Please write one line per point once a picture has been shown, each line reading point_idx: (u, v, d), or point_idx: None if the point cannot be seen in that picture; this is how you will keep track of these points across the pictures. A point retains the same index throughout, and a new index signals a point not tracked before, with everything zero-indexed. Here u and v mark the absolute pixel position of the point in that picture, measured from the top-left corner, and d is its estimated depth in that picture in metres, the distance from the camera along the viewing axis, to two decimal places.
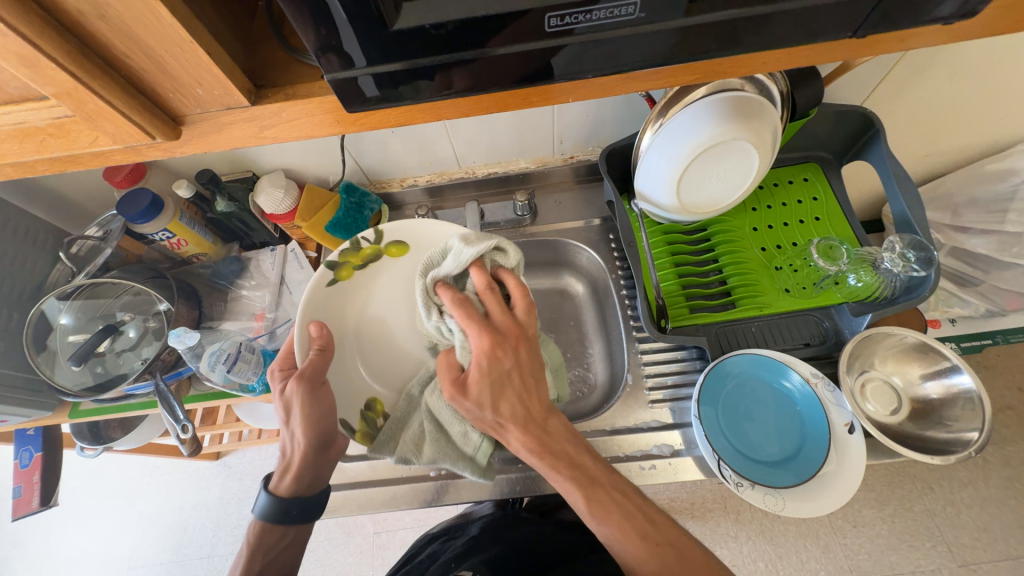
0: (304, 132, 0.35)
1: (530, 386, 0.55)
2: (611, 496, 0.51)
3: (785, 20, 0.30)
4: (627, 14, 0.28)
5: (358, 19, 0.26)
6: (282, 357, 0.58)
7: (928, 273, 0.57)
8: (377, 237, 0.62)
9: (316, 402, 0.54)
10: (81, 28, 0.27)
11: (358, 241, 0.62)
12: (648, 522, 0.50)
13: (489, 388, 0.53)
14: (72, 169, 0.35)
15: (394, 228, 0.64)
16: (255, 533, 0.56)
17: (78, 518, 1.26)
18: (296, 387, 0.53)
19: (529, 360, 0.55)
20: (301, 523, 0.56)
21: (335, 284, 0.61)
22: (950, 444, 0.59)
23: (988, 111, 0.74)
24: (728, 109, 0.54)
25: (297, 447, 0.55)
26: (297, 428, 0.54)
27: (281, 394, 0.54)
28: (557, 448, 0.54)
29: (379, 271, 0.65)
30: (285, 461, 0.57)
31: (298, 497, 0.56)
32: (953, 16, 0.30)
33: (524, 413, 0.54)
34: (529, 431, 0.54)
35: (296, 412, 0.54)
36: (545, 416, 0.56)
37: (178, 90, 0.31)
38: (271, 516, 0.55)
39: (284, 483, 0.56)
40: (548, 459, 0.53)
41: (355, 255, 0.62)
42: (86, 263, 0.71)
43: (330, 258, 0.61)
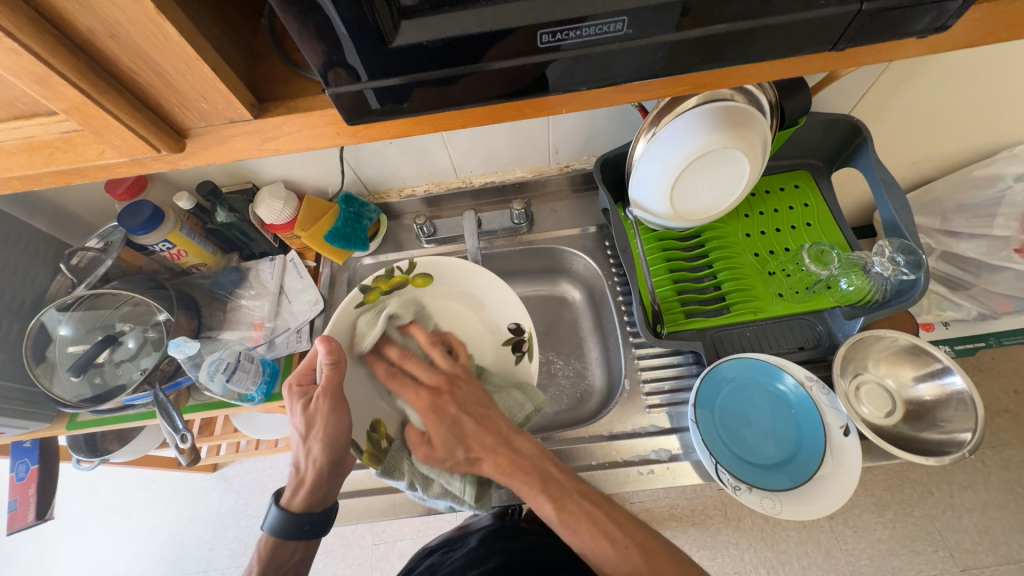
0: (305, 144, 0.36)
1: (483, 415, 0.59)
2: (581, 505, 0.52)
3: (766, 36, 0.31)
4: (615, 30, 0.29)
5: (357, 35, 0.28)
6: (297, 373, 0.58)
7: (917, 276, 0.58)
8: (411, 267, 0.65)
9: (339, 419, 0.54)
10: (91, 46, 0.28)
11: (391, 269, 0.64)
12: (616, 526, 0.51)
13: (450, 430, 0.57)
14: (77, 180, 0.36)
15: (429, 262, 0.66)
16: (267, 548, 0.55)
17: (72, 533, 1.24)
18: (320, 403, 0.54)
19: (468, 398, 0.60)
20: (311, 539, 0.56)
21: (362, 307, 0.63)
22: (945, 445, 0.59)
23: (972, 118, 0.76)
24: (720, 119, 0.55)
25: (313, 462, 0.55)
26: (317, 444, 0.54)
27: (304, 411, 0.54)
28: (526, 463, 0.55)
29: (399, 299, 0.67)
30: (298, 476, 0.56)
31: (312, 512, 0.56)
32: (927, 30, 0.32)
33: (493, 440, 0.57)
34: (501, 459, 0.56)
35: (318, 428, 0.54)
36: (510, 437, 0.58)
37: (183, 104, 0.32)
38: (283, 532, 0.55)
39: (297, 498, 0.56)
40: (523, 477, 0.54)
41: (385, 281, 0.64)
42: (86, 274, 0.72)
43: (364, 282, 0.62)
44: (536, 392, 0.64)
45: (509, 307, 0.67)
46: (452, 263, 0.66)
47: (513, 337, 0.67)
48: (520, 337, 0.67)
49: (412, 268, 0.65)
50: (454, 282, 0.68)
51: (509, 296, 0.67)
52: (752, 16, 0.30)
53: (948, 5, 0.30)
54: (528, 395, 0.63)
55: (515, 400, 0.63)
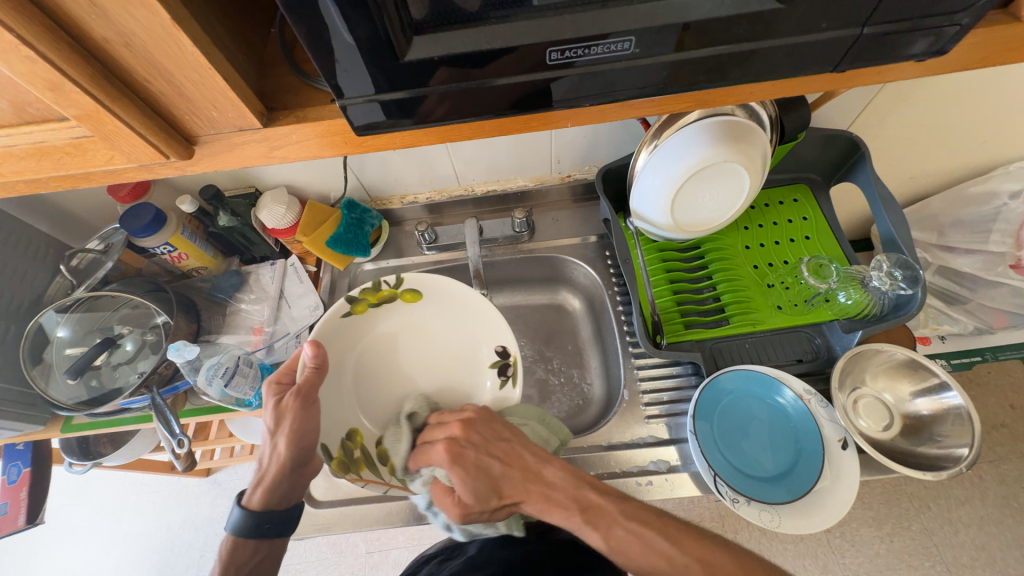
0: (312, 153, 0.37)
1: (509, 451, 0.57)
2: (628, 531, 0.50)
3: (768, 57, 0.32)
4: (624, 49, 0.30)
5: (370, 49, 0.28)
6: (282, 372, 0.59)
7: (915, 291, 0.59)
8: (398, 281, 0.66)
9: (307, 417, 0.55)
10: (106, 54, 0.28)
11: (378, 282, 0.66)
12: (672, 544, 0.48)
13: (478, 477, 0.55)
14: (84, 185, 0.36)
15: (417, 278, 0.68)
16: (227, 549, 0.54)
17: (62, 537, 1.23)
18: (292, 402, 0.54)
19: (487, 441, 0.58)
20: (270, 540, 0.55)
21: (348, 317, 0.65)
22: (942, 460, 0.60)
23: (968, 136, 0.77)
24: (720, 133, 0.56)
25: (276, 459, 0.55)
26: (283, 439, 0.54)
27: (274, 408, 0.54)
28: (565, 497, 0.54)
29: (389, 312, 0.68)
30: (260, 473, 0.56)
31: (272, 510, 0.56)
32: (925, 53, 0.32)
33: (524, 479, 0.56)
34: (534, 495, 0.54)
35: (286, 425, 0.54)
36: (538, 469, 0.56)
37: (194, 112, 0.33)
38: (243, 531, 0.54)
39: (256, 496, 0.56)
40: (559, 510, 0.53)
41: (372, 293, 0.66)
42: (86, 276, 0.72)
43: (351, 292, 0.64)
44: (558, 425, 0.64)
45: (494, 327, 0.67)
46: (441, 281, 0.68)
47: (499, 361, 0.66)
48: (505, 361, 0.66)
49: (400, 283, 0.66)
50: (443, 297, 0.69)
51: (493, 318, 0.67)
52: (755, 38, 0.30)
53: (946, 30, 0.30)
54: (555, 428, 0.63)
55: (545, 434, 0.62)
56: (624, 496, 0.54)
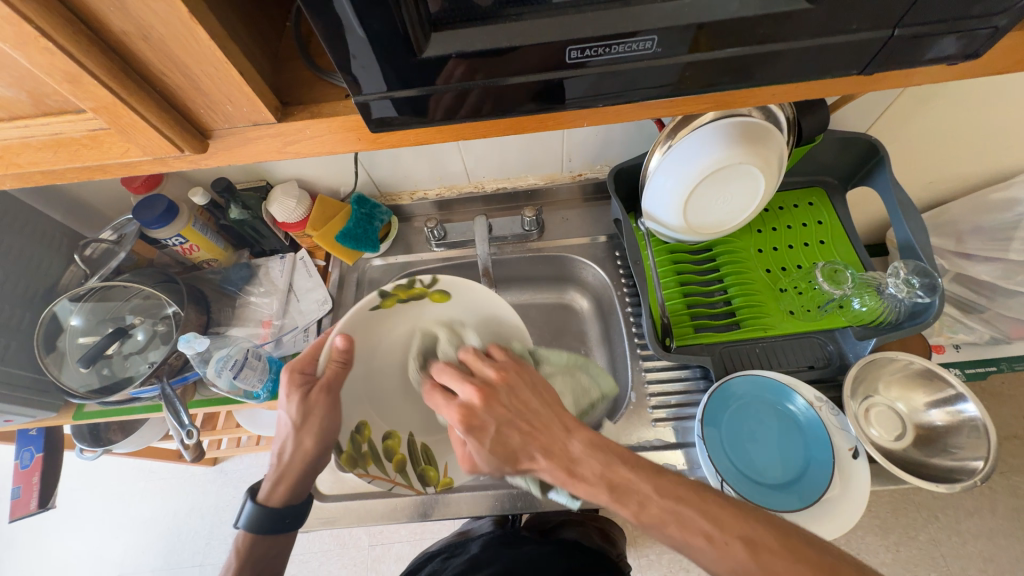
0: (326, 148, 0.37)
1: (537, 424, 0.52)
2: (664, 507, 0.45)
3: (792, 59, 0.31)
4: (645, 49, 0.29)
5: (387, 44, 0.28)
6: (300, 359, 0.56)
7: (933, 299, 0.58)
8: (435, 282, 0.59)
9: (332, 414, 0.54)
10: (123, 46, 0.28)
11: (413, 280, 0.58)
12: (710, 521, 0.43)
13: (495, 445, 0.52)
14: (100, 176, 0.36)
15: (454, 282, 0.60)
16: (244, 542, 0.56)
17: (72, 521, 1.25)
18: (321, 397, 0.53)
19: (508, 410, 0.53)
20: (288, 532, 0.57)
21: (376, 312, 0.57)
22: (955, 472, 0.59)
23: (992, 141, 0.75)
24: (737, 134, 0.55)
25: (299, 454, 0.55)
26: (310, 436, 0.54)
27: (300, 404, 0.53)
28: (597, 474, 0.49)
29: (414, 312, 0.61)
30: (279, 470, 0.56)
31: (291, 504, 0.57)
32: (958, 56, 0.31)
33: (545, 453, 0.51)
34: (558, 468, 0.50)
35: (313, 420, 0.53)
36: (566, 445, 0.51)
37: (209, 106, 0.33)
38: (261, 527, 0.55)
39: (277, 491, 0.56)
40: (586, 485, 0.49)
41: (404, 290, 0.58)
42: (99, 266, 0.73)
43: (383, 287, 0.56)
44: (600, 377, 0.62)
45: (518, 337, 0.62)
46: (477, 289, 0.61)
47: None
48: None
49: (435, 284, 0.59)
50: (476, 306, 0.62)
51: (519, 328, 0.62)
52: (779, 39, 0.30)
53: (980, 33, 0.29)
54: (595, 378, 0.60)
55: (581, 386, 0.60)
56: (658, 470, 0.48)
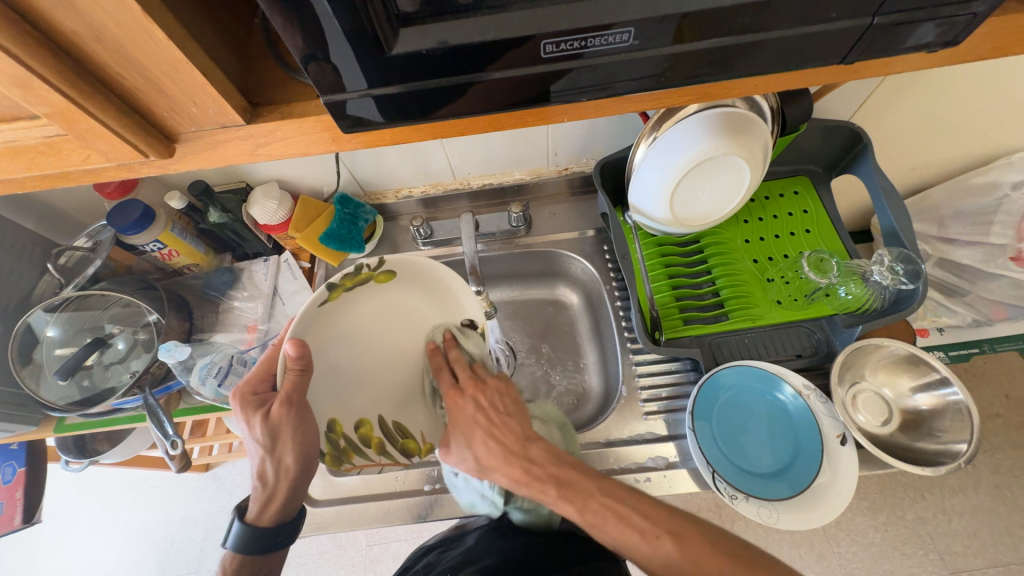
0: (299, 149, 0.35)
1: (500, 423, 0.59)
2: (604, 505, 0.50)
3: (772, 49, 0.30)
4: (622, 41, 0.29)
5: (357, 42, 0.27)
6: (250, 380, 0.53)
7: (916, 285, 0.58)
8: (382, 264, 0.55)
9: (304, 427, 0.50)
10: (75, 47, 0.27)
11: (358, 266, 0.53)
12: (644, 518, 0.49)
13: (465, 420, 0.58)
14: (62, 185, 0.35)
15: (401, 260, 0.57)
16: (231, 565, 0.54)
17: (62, 533, 1.23)
18: (284, 412, 0.49)
19: (490, 395, 0.60)
20: (277, 551, 0.56)
21: (324, 307, 0.52)
22: (940, 456, 0.60)
23: (972, 126, 0.76)
24: (721, 125, 0.55)
25: (283, 471, 0.54)
26: (288, 453, 0.52)
27: (264, 424, 0.50)
28: (544, 474, 0.54)
29: (364, 299, 0.56)
30: (266, 490, 0.55)
31: (281, 522, 0.56)
32: (937, 44, 0.31)
33: (503, 453, 0.57)
34: (513, 465, 0.56)
35: (285, 437, 0.51)
36: (524, 445, 0.58)
37: (173, 108, 0.31)
38: (250, 548, 0.54)
39: (268, 511, 0.55)
40: (537, 485, 0.54)
41: (351, 278, 0.54)
42: (74, 274, 0.70)
43: (329, 278, 0.51)
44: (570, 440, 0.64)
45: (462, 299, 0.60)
46: (427, 267, 0.58)
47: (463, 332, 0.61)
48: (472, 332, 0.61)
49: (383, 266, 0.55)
50: (419, 278, 0.59)
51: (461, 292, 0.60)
52: (758, 29, 0.29)
53: (958, 20, 0.29)
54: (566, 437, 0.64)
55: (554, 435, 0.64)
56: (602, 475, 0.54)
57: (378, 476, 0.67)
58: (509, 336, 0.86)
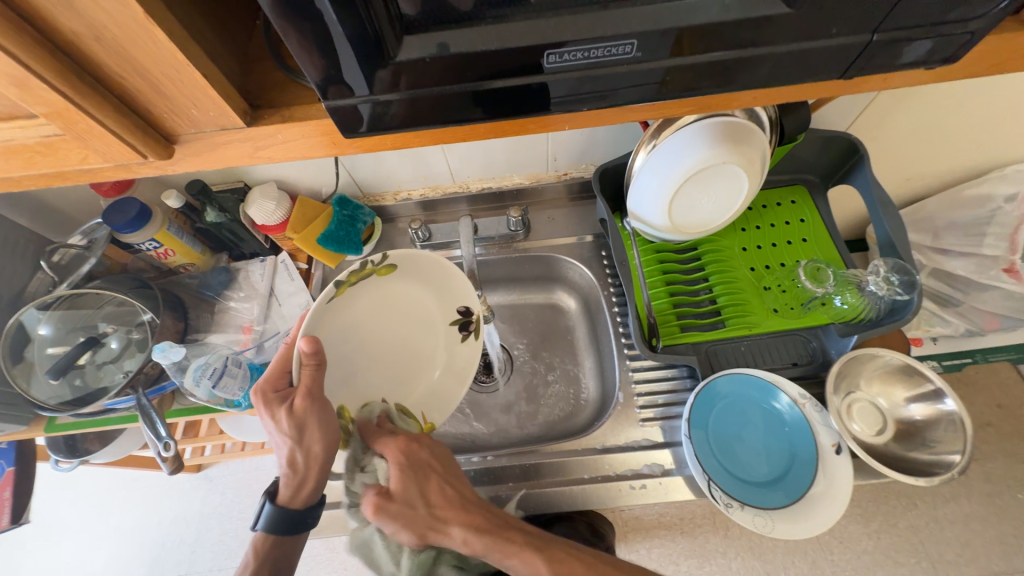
0: (299, 153, 0.35)
1: (451, 472, 0.55)
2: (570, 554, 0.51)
3: (773, 63, 0.31)
4: (624, 53, 0.29)
5: (359, 49, 0.27)
6: (267, 377, 0.51)
7: (911, 296, 0.59)
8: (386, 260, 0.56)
9: (328, 415, 0.50)
10: (74, 47, 0.26)
11: (365, 262, 0.55)
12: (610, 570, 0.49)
13: (419, 465, 0.52)
14: (58, 184, 0.34)
15: (403, 254, 0.59)
16: (261, 546, 0.54)
17: (51, 532, 1.22)
18: (308, 404, 0.49)
19: (437, 446, 0.56)
20: (303, 531, 0.55)
21: (330, 301, 0.53)
22: (933, 466, 0.60)
23: (967, 139, 0.77)
24: (720, 134, 0.55)
25: (311, 464, 0.52)
26: (316, 443, 0.50)
27: (288, 418, 0.49)
28: (499, 524, 0.52)
29: (366, 289, 0.58)
30: (296, 480, 0.53)
31: (310, 505, 0.55)
32: (934, 61, 0.31)
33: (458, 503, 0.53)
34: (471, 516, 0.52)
35: (310, 428, 0.50)
36: (473, 497, 0.54)
37: (173, 110, 0.31)
38: (283, 527, 0.54)
39: (298, 498, 0.54)
40: (503, 534, 0.51)
41: (356, 275, 0.55)
42: (69, 272, 0.70)
43: (337, 277, 0.52)
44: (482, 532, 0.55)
45: (461, 289, 0.65)
46: (430, 259, 0.61)
47: (461, 319, 0.66)
48: (468, 319, 0.66)
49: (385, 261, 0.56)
50: (420, 270, 0.62)
51: (461, 282, 0.65)
52: (759, 43, 0.29)
53: (956, 38, 0.29)
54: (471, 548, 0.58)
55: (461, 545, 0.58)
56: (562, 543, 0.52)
57: None
58: (505, 339, 0.86)
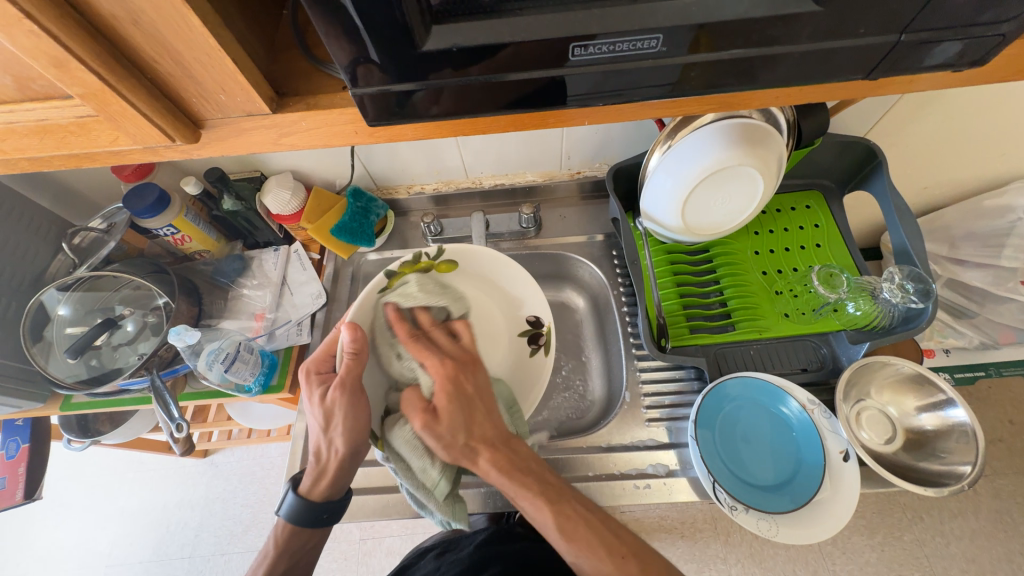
0: (322, 141, 0.36)
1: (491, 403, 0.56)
2: (576, 511, 0.50)
3: (799, 61, 0.30)
4: (650, 47, 0.29)
5: (388, 36, 0.27)
6: (315, 358, 0.55)
7: (926, 305, 0.59)
8: (439, 254, 0.60)
9: (357, 411, 0.51)
10: (111, 30, 0.27)
11: (417, 254, 0.59)
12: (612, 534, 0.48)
13: (466, 392, 0.54)
14: (87, 165, 0.35)
15: (459, 249, 0.62)
16: (282, 534, 0.55)
17: (59, 511, 1.24)
18: (338, 396, 0.50)
19: (485, 380, 0.57)
20: (325, 526, 0.56)
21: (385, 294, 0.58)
22: (943, 477, 0.59)
23: (988, 148, 0.75)
24: (738, 136, 0.55)
25: (334, 455, 0.53)
26: (339, 435, 0.51)
27: (320, 403, 0.51)
28: (524, 467, 0.52)
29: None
30: (319, 468, 0.54)
31: (330, 500, 0.55)
32: (962, 63, 0.31)
33: (500, 436, 0.54)
34: (497, 455, 0.52)
35: (337, 420, 0.51)
36: (510, 436, 0.55)
37: (202, 95, 0.32)
38: (301, 519, 0.54)
39: (318, 489, 0.55)
40: (520, 479, 0.51)
41: (411, 266, 0.60)
42: (88, 255, 0.71)
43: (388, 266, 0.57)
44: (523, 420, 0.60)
45: (529, 297, 0.65)
46: (483, 254, 0.64)
47: (530, 329, 0.65)
48: (537, 330, 0.65)
49: (441, 256, 0.60)
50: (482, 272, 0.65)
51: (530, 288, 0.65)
52: (785, 41, 0.29)
53: (986, 41, 0.29)
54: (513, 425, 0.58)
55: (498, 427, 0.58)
56: (562, 497, 0.51)
57: (377, 469, 0.67)
58: None
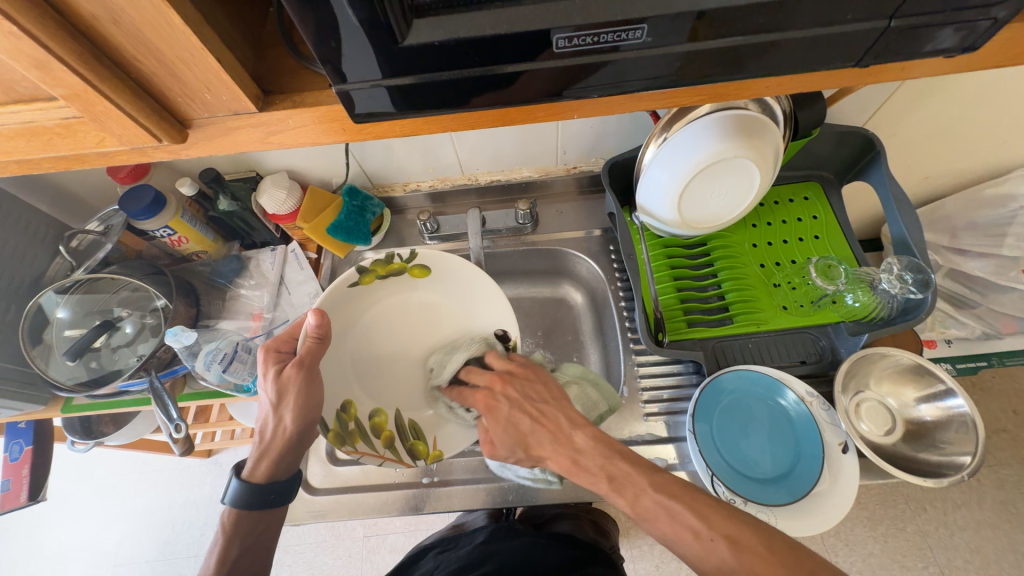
0: (310, 139, 0.36)
1: (539, 411, 0.56)
2: (657, 501, 0.47)
3: (788, 49, 0.30)
4: (636, 38, 0.29)
5: (371, 31, 0.27)
6: (278, 338, 0.56)
7: (925, 295, 0.58)
8: (412, 257, 0.65)
9: (310, 390, 0.53)
10: (93, 30, 0.27)
11: (390, 255, 0.64)
12: (699, 518, 0.45)
13: (512, 418, 0.56)
14: (76, 167, 0.35)
15: (429, 255, 0.66)
16: (229, 519, 0.55)
17: (66, 512, 1.25)
18: (295, 373, 0.52)
19: (519, 395, 0.57)
20: (276, 507, 0.56)
21: (355, 288, 0.63)
22: (943, 467, 0.59)
23: (989, 136, 0.75)
24: (733, 127, 0.54)
25: (280, 432, 0.54)
26: (289, 413, 0.53)
27: (274, 381, 0.52)
28: (591, 464, 0.51)
29: (396, 286, 0.67)
30: (262, 446, 0.56)
31: (274, 481, 0.56)
32: (955, 49, 0.31)
33: (554, 440, 0.53)
34: (562, 460, 0.53)
35: (290, 397, 0.53)
36: (570, 433, 0.54)
37: (186, 93, 0.32)
38: (249, 502, 0.55)
39: (260, 469, 0.56)
40: (588, 476, 0.51)
41: (383, 267, 0.64)
42: (86, 257, 0.72)
43: (361, 263, 0.62)
44: (611, 393, 0.63)
45: (496, 310, 0.66)
46: (452, 261, 0.66)
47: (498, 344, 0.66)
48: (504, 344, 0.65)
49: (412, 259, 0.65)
50: (452, 279, 0.68)
51: (498, 301, 0.66)
52: (773, 29, 0.29)
53: (978, 25, 0.29)
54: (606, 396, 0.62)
55: (591, 398, 0.61)
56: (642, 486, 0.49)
57: (377, 467, 0.67)
58: None
